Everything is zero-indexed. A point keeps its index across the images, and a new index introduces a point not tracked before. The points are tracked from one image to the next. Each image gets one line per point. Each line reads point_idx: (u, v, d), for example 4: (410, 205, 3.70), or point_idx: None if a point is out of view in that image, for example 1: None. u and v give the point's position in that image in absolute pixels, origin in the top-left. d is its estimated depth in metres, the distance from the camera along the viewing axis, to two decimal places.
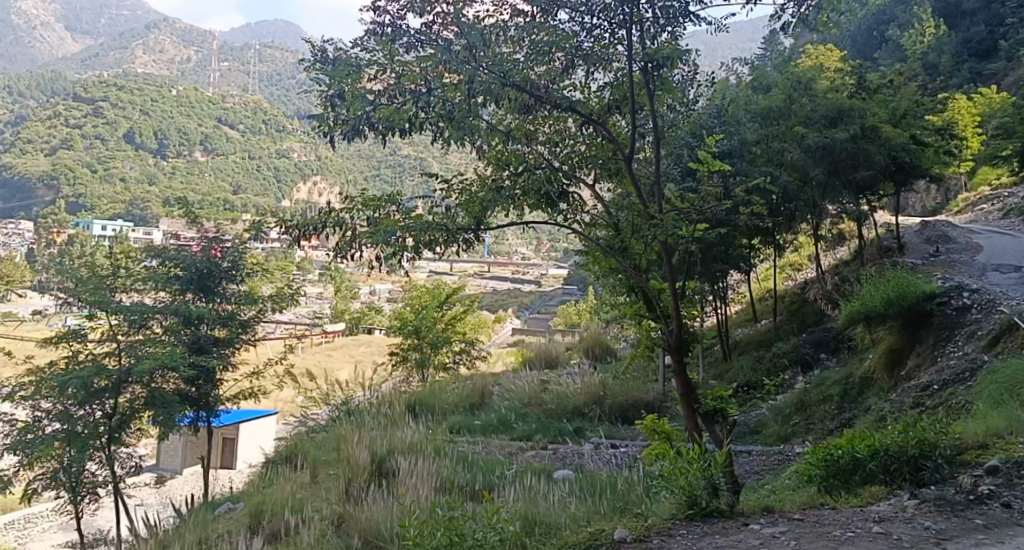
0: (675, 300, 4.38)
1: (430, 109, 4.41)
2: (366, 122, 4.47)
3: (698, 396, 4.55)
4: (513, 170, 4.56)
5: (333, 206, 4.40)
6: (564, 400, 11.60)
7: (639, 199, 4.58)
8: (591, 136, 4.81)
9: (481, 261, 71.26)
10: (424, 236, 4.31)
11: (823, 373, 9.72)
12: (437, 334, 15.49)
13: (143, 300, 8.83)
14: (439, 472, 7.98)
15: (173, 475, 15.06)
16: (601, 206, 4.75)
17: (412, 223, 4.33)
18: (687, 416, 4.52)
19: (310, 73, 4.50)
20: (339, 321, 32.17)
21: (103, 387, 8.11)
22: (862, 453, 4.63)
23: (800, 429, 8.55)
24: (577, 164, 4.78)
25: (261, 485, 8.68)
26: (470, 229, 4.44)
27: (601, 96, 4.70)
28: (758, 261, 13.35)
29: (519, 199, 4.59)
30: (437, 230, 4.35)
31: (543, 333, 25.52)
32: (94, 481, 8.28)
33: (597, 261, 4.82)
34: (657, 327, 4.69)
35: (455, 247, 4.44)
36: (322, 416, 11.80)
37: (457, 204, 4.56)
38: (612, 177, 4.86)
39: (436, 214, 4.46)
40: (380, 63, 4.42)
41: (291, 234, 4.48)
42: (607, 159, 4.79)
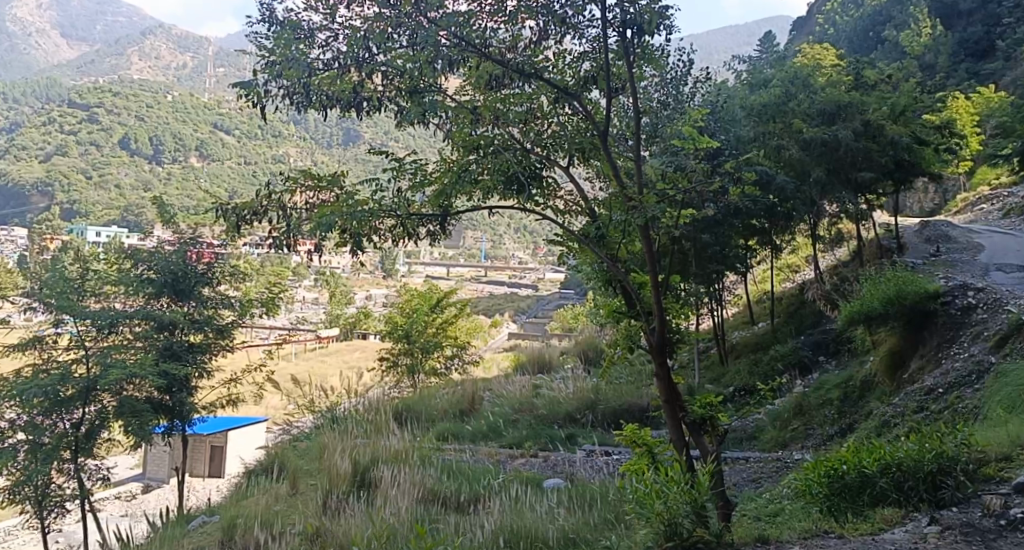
0: (657, 295, 4.05)
1: (387, 81, 4.23)
2: (317, 94, 4.20)
3: (684, 403, 4.19)
4: (480, 153, 4.16)
5: (274, 188, 4.22)
6: (556, 406, 11.31)
7: (619, 188, 4.17)
8: (569, 118, 4.43)
9: (478, 265, 70.92)
10: (368, 222, 4.09)
11: (822, 376, 9.43)
12: (428, 338, 15.19)
13: (114, 306, 8.54)
14: (424, 482, 7.68)
15: (158, 484, 14.73)
16: (578, 192, 4.40)
17: (352, 207, 4.07)
18: (672, 426, 4.15)
19: (255, 39, 4.20)
20: (334, 326, 31.80)
21: (71, 396, 7.80)
22: (871, 469, 4.36)
23: (799, 435, 8.23)
24: (551, 148, 4.34)
25: (238, 497, 8.36)
26: (421, 217, 4.20)
27: (580, 71, 4.34)
28: (754, 262, 13.07)
29: (484, 180, 4.17)
30: (386, 216, 4.16)
31: (539, 336, 25.21)
32: (63, 494, 7.96)
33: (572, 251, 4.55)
34: (639, 327, 4.31)
35: (413, 240, 4.27)
36: (307, 424, 11.49)
37: (412, 190, 4.24)
38: (588, 159, 4.48)
39: (389, 199, 4.21)
40: (331, 29, 4.14)
41: (230, 222, 4.23)
42: (582, 139, 4.38)
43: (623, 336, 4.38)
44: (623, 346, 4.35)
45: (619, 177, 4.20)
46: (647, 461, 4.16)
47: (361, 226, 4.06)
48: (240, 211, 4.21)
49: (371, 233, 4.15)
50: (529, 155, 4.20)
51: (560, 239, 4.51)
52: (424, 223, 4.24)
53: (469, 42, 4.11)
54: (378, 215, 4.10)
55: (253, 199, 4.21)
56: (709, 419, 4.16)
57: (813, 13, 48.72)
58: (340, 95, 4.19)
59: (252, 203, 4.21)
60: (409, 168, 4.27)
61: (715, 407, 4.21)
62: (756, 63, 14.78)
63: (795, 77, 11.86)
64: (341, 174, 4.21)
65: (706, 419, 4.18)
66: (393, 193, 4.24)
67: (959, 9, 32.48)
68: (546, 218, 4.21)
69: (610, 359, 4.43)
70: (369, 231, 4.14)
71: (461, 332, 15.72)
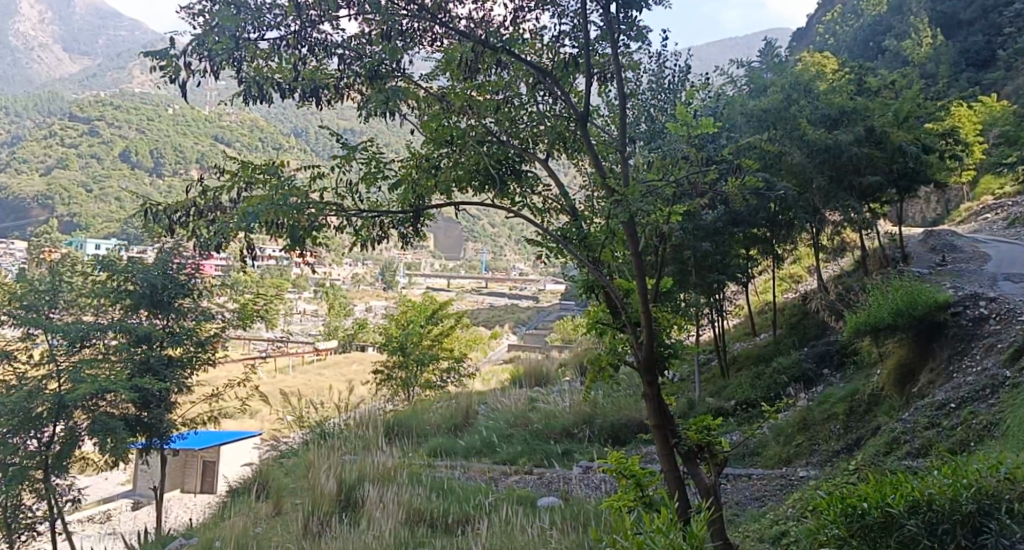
0: (647, 307, 3.70)
1: (345, 66, 3.97)
2: (267, 83, 3.90)
3: (678, 429, 3.85)
4: (452, 148, 3.99)
5: (207, 185, 3.86)
6: (552, 420, 10.96)
7: (599, 176, 3.92)
8: (548, 106, 4.13)
9: (478, 277, 70.61)
10: (304, 216, 3.66)
11: (827, 389, 9.10)
12: (423, 350, 14.83)
13: (86, 319, 8.27)
14: (410, 501, 7.34)
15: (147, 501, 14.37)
16: (557, 188, 4.10)
17: (283, 197, 3.63)
18: (664, 454, 3.78)
19: (188, 13, 3.78)
20: (333, 338, 31.48)
21: (41, 414, 7.66)
22: (895, 509, 3.99)
23: (804, 451, 7.90)
24: (529, 140, 4.12)
25: (218, 518, 8.03)
26: (367, 211, 3.86)
27: (561, 52, 4.05)
28: (756, 271, 12.75)
29: (450, 173, 4.02)
30: (332, 212, 3.77)
31: (539, 348, 24.84)
32: (34, 515, 7.85)
33: (554, 253, 4.24)
34: (626, 341, 3.96)
35: (384, 241, 4.03)
36: (295, 440, 11.15)
37: (360, 178, 3.94)
38: (571, 152, 4.22)
39: (337, 189, 3.88)
40: (281, 6, 3.79)
41: (163, 226, 3.90)
42: (562, 128, 4.08)
43: (609, 349, 4.00)
44: (606, 361, 3.99)
45: (600, 166, 3.91)
46: (632, 495, 3.83)
47: (289, 217, 3.59)
48: (172, 212, 3.86)
49: (312, 230, 3.71)
50: (504, 150, 3.99)
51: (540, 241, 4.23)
52: (394, 225, 3.99)
53: (429, 12, 3.87)
54: (319, 210, 3.71)
55: (185, 198, 3.87)
56: (705, 446, 3.82)
57: (813, 23, 48.59)
58: (298, 81, 3.90)
59: (185, 202, 3.87)
60: (364, 159, 3.94)
61: (713, 431, 3.88)
62: (756, 69, 14.46)
63: (795, 84, 11.55)
64: (280, 163, 3.80)
65: (702, 445, 3.85)
66: (342, 183, 3.90)
67: (958, 19, 32.38)
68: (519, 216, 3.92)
69: (593, 377, 4.05)
70: (309, 227, 3.69)
71: (457, 343, 15.36)
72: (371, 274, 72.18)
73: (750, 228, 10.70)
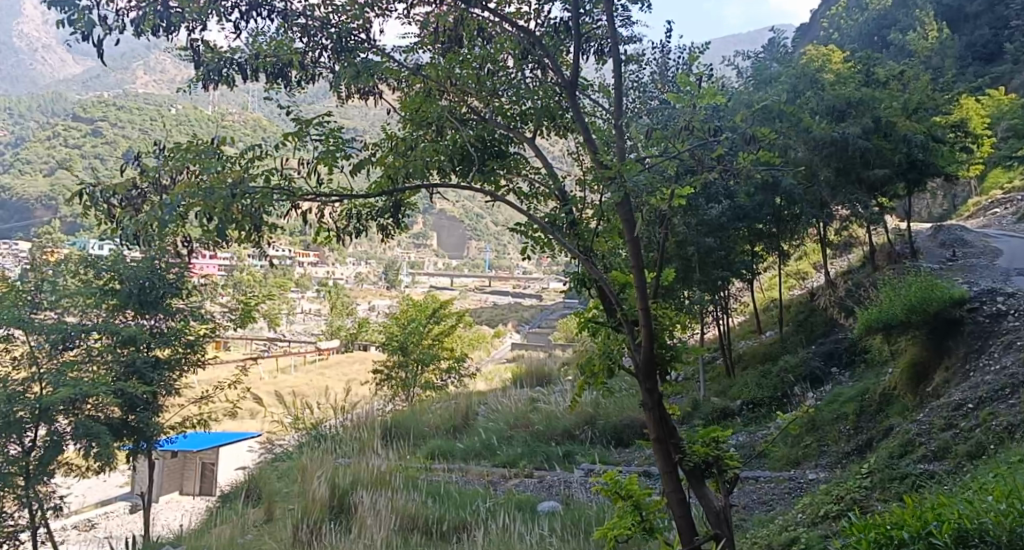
0: (642, 302, 3.40)
1: (308, 38, 3.72)
2: (225, 65, 3.72)
3: (681, 443, 3.53)
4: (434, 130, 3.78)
5: (146, 164, 3.50)
6: (553, 421, 10.69)
7: (589, 153, 3.61)
8: (537, 80, 3.88)
9: (482, 277, 70.28)
10: (240, 205, 3.32)
11: (836, 388, 8.83)
12: (424, 350, 14.51)
13: (66, 319, 8.04)
14: (406, 506, 7.09)
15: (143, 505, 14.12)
16: (545, 169, 3.78)
17: (209, 186, 3.30)
18: (665, 470, 3.46)
19: None
20: (335, 338, 31.18)
21: (22, 418, 7.46)
22: (941, 540, 3.72)
23: (812, 453, 7.62)
24: (518, 121, 3.88)
25: (208, 525, 7.81)
26: (326, 194, 3.53)
27: (549, 17, 3.81)
28: (761, 267, 12.46)
29: (433, 156, 3.71)
30: (279, 195, 3.40)
31: (543, 347, 24.55)
32: (17, 524, 7.65)
33: (540, 243, 4.17)
34: (622, 342, 3.66)
35: (362, 234, 3.99)
36: (290, 442, 10.91)
37: (318, 158, 3.60)
38: (561, 133, 3.98)
39: (278, 173, 3.50)
40: None
41: (103, 209, 3.53)
42: (551, 106, 3.87)
43: (601, 356, 3.71)
44: (600, 366, 3.69)
45: (591, 143, 3.61)
46: (635, 517, 3.60)
47: (220, 209, 3.26)
48: (110, 195, 3.48)
49: (250, 224, 3.38)
50: (490, 130, 3.77)
51: (524, 228, 4.12)
52: (370, 216, 3.95)
53: None
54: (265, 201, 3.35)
55: (124, 180, 3.49)
56: (713, 461, 3.50)
57: (816, 18, 48.33)
58: (258, 58, 3.71)
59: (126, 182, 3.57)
60: (320, 134, 3.63)
61: (722, 443, 3.57)
62: (761, 61, 14.12)
63: (800, 75, 11.29)
64: (220, 143, 3.52)
65: (709, 461, 3.53)
66: (296, 163, 3.59)
67: (965, 12, 31.94)
68: (502, 203, 3.60)
69: (584, 384, 3.77)
70: (256, 220, 3.37)
71: (457, 343, 15.07)
72: (375, 274, 71.93)
73: (755, 224, 10.45)
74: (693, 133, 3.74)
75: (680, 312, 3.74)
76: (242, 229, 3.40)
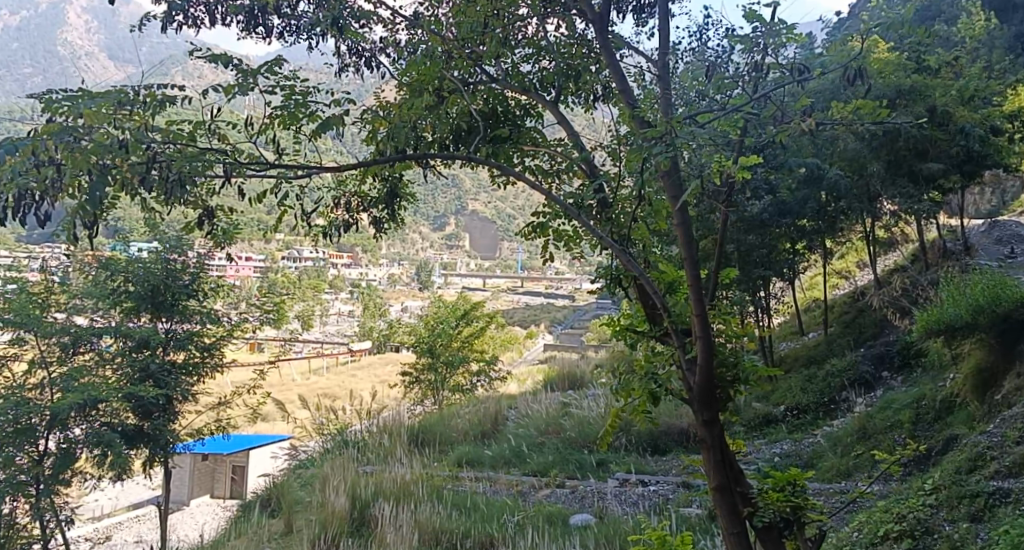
0: (701, 313, 2.97)
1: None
2: (192, 4, 3.82)
3: (750, 495, 3.06)
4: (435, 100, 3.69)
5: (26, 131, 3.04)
6: (585, 426, 10.24)
7: (627, 109, 3.27)
8: (562, 38, 3.77)
9: (514, 278, 69.71)
10: (130, 162, 2.95)
11: (889, 394, 8.25)
12: (453, 352, 14.04)
13: (77, 321, 7.73)
14: (430, 519, 6.70)
15: (180, 507, 13.37)
16: (568, 137, 3.59)
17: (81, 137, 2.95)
18: (729, 522, 3.00)
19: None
20: (365, 339, 30.85)
21: (34, 425, 7.20)
22: None
23: (864, 464, 7.05)
24: (538, 85, 3.80)
25: (225, 538, 7.47)
26: (251, 167, 3.12)
27: None
28: (805, 266, 11.87)
29: (431, 139, 3.77)
30: (213, 157, 3.08)
31: (576, 349, 23.98)
32: (29, 535, 7.37)
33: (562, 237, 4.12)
34: (677, 368, 3.18)
35: (354, 226, 4.24)
36: (314, 448, 10.56)
37: (274, 118, 3.39)
38: (580, 94, 3.92)
39: (211, 126, 3.29)
40: None
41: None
42: (572, 64, 3.76)
43: (639, 381, 3.22)
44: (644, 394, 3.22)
45: (629, 96, 3.32)
46: None
47: (80, 164, 2.84)
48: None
49: (139, 185, 3.01)
50: (501, 98, 3.78)
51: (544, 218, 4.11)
52: (365, 208, 4.22)
53: None
54: (187, 165, 2.99)
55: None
56: (793, 517, 3.03)
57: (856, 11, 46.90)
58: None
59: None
60: (273, 86, 3.36)
61: (800, 490, 3.13)
62: None
63: None
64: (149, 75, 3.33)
65: (789, 518, 3.05)
66: (227, 121, 3.35)
67: None
68: (515, 174, 3.15)
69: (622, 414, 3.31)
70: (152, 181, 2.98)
71: (487, 346, 14.63)
72: (407, 275, 71.91)
73: (797, 220, 9.89)
74: (772, 72, 3.31)
75: (741, 325, 3.39)
76: (119, 189, 3.02)
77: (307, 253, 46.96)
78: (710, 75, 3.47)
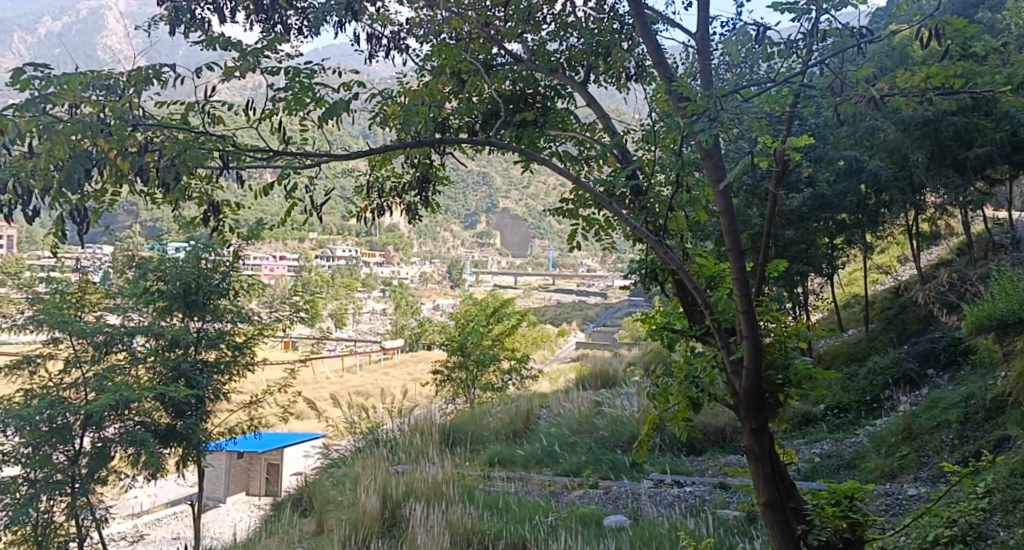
0: (747, 317, 2.94)
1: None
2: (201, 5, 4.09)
3: (802, 504, 3.04)
4: (458, 91, 3.95)
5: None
6: (618, 426, 10.10)
7: (664, 86, 3.23)
8: (590, 15, 4.06)
9: (546, 277, 69.32)
10: (111, 142, 3.00)
11: (934, 392, 7.99)
12: (484, 350, 13.90)
13: (110, 321, 7.81)
14: (462, 518, 6.62)
15: (216, 504, 13.50)
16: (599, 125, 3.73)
17: (59, 122, 2.92)
18: (778, 530, 3.02)
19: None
20: (399, 338, 30.76)
21: (70, 424, 7.21)
22: None
23: (910, 465, 6.81)
24: (566, 64, 4.13)
25: (258, 537, 7.46)
26: (253, 155, 3.23)
27: None
28: (844, 262, 11.60)
29: (458, 121, 4.01)
30: (205, 140, 3.20)
31: (610, 347, 23.69)
32: (65, 534, 7.40)
33: (591, 226, 4.09)
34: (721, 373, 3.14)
35: (386, 211, 4.47)
36: (347, 447, 10.54)
37: (278, 101, 3.53)
38: (612, 74, 4.23)
39: (203, 110, 3.49)
40: None
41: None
42: (600, 42, 4.04)
43: (678, 386, 3.22)
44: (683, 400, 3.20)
45: (665, 71, 3.32)
46: None
47: (62, 147, 2.87)
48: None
49: (122, 170, 3.08)
50: (531, 80, 4.07)
51: (569, 208, 4.10)
52: (397, 192, 4.41)
53: None
54: (179, 151, 3.04)
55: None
56: (850, 531, 2.99)
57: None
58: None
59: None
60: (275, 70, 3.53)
61: (857, 505, 3.09)
62: None
63: None
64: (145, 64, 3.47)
65: (848, 533, 3.01)
66: (226, 106, 3.62)
67: None
68: (541, 159, 3.09)
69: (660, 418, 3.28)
70: (140, 166, 3.06)
71: (519, 343, 14.50)
72: (439, 273, 71.90)
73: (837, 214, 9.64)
74: (829, 38, 3.31)
75: (791, 323, 3.33)
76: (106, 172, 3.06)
77: (340, 252, 47.14)
78: (760, 37, 3.42)
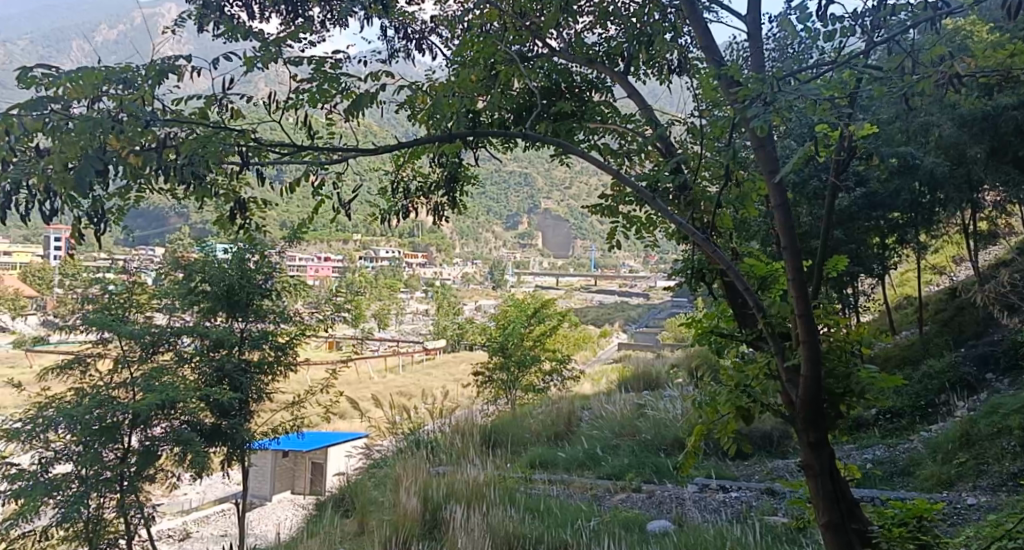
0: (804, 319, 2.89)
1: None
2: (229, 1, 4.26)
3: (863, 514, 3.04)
4: (497, 83, 3.86)
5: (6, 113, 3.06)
6: (662, 429, 9.94)
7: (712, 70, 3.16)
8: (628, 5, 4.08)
9: (588, 277, 68.96)
10: (122, 139, 3.00)
11: (995, 397, 7.70)
12: (526, 352, 13.81)
13: (158, 321, 7.90)
14: (502, 520, 6.55)
15: (261, 503, 13.64)
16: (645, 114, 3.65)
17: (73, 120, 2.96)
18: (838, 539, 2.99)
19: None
20: (441, 338, 30.80)
21: (118, 423, 7.25)
22: None
23: (970, 472, 6.54)
24: (604, 56, 4.14)
25: (301, 537, 7.47)
26: (276, 151, 3.32)
27: None
28: (896, 262, 11.29)
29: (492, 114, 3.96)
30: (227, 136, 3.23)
31: (653, 349, 23.42)
32: (114, 532, 7.46)
33: (631, 224, 4.00)
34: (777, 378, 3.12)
35: (412, 213, 4.48)
36: (388, 448, 10.55)
37: (301, 93, 3.56)
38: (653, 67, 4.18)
39: (221, 107, 3.47)
40: None
41: None
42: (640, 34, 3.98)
43: (727, 396, 3.16)
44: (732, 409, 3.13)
45: (715, 56, 3.25)
46: None
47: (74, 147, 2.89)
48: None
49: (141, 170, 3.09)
50: (567, 75, 4.10)
51: (609, 204, 4.00)
52: (423, 192, 4.44)
53: None
54: (202, 151, 3.08)
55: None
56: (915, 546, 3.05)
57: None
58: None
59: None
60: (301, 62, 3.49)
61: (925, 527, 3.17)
62: None
63: None
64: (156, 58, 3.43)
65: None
66: (250, 103, 3.63)
67: None
68: (579, 153, 3.01)
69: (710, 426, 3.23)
70: (158, 163, 3.10)
71: (560, 345, 14.40)
72: (481, 274, 71.99)
73: (889, 213, 9.37)
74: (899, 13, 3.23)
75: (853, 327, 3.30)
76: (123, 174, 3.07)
77: (383, 253, 47.43)
78: (821, 13, 3.28)
